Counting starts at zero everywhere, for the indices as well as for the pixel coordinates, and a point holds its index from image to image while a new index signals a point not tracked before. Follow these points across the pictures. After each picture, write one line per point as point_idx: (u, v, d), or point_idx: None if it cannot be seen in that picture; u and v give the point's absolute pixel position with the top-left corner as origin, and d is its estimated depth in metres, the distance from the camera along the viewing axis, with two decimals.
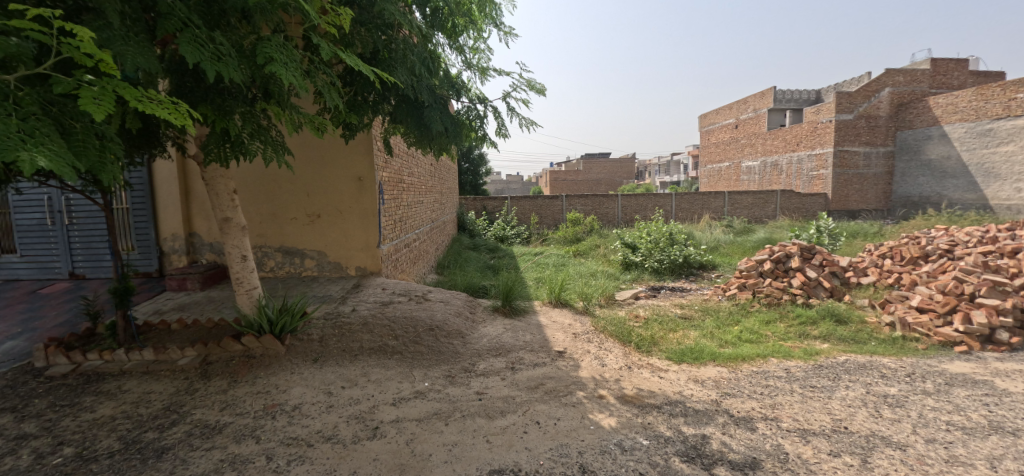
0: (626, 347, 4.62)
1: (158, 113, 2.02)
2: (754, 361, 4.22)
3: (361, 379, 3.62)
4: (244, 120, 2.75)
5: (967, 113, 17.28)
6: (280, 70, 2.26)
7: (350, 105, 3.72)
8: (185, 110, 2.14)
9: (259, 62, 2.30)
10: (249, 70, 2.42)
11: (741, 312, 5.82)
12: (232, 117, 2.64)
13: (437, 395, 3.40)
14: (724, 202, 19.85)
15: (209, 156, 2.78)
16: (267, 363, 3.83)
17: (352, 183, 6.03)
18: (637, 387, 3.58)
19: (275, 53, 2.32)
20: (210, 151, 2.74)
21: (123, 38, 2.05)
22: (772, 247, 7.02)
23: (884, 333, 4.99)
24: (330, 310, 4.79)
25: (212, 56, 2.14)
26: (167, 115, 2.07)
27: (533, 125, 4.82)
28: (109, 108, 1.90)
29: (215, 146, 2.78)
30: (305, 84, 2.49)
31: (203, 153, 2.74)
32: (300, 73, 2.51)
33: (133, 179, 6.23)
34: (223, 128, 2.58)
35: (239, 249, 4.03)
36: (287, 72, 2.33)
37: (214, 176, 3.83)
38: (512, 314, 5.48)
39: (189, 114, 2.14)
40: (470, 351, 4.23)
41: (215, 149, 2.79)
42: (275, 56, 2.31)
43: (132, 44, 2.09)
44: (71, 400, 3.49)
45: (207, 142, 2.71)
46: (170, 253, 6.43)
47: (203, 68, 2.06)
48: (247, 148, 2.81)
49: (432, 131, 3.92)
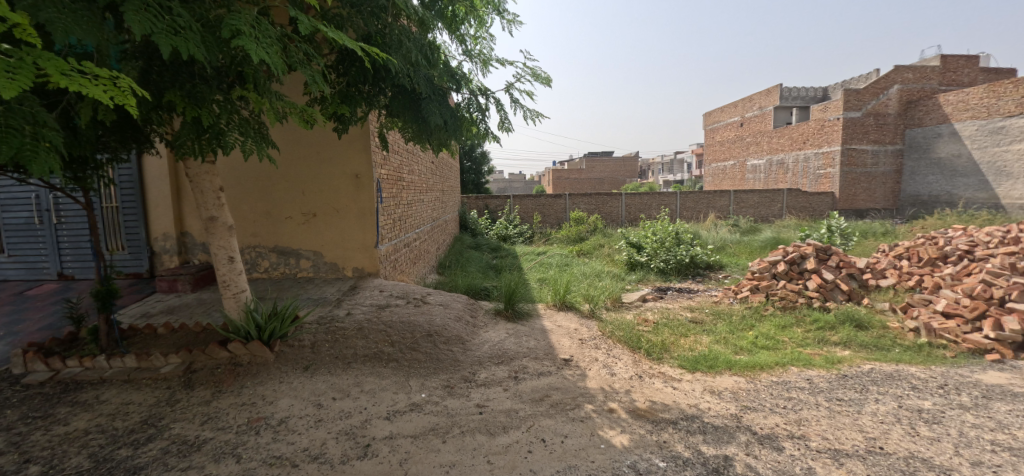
0: (635, 354, 4.36)
1: (90, 90, 1.81)
2: (774, 370, 3.96)
3: (353, 390, 3.38)
4: (221, 111, 2.51)
5: (978, 110, 16.92)
6: (249, 45, 2.02)
7: (342, 95, 3.47)
8: (126, 88, 1.92)
9: (225, 36, 2.06)
10: (218, 47, 2.19)
11: (755, 316, 5.55)
12: (206, 103, 2.41)
13: (434, 408, 3.16)
14: (729, 201, 19.52)
15: (182, 149, 2.55)
16: (254, 371, 3.59)
17: (349, 180, 5.80)
18: (650, 399, 3.32)
19: (243, 26, 2.07)
20: (183, 144, 2.52)
21: (55, 6, 1.82)
22: (786, 248, 6.75)
23: (909, 340, 4.72)
24: (323, 314, 4.54)
25: (166, 29, 1.91)
26: (103, 93, 1.86)
27: (538, 117, 4.56)
28: (28, 84, 1.68)
29: (190, 138, 2.55)
30: (282, 65, 2.25)
31: (175, 146, 2.51)
32: (276, 52, 2.27)
33: (121, 175, 6.02)
34: (190, 115, 2.34)
35: (226, 249, 3.80)
36: (259, 47, 2.09)
37: (198, 172, 3.59)
38: (516, 317, 5.23)
39: (128, 92, 1.92)
40: (471, 358, 3.98)
41: (191, 141, 2.56)
42: (244, 29, 2.06)
43: (72, 15, 1.87)
44: (45, 411, 3.27)
45: (179, 134, 2.47)
46: (161, 253, 6.20)
47: (153, 40, 1.83)
48: (224, 140, 2.55)
49: (431, 124, 3.67)
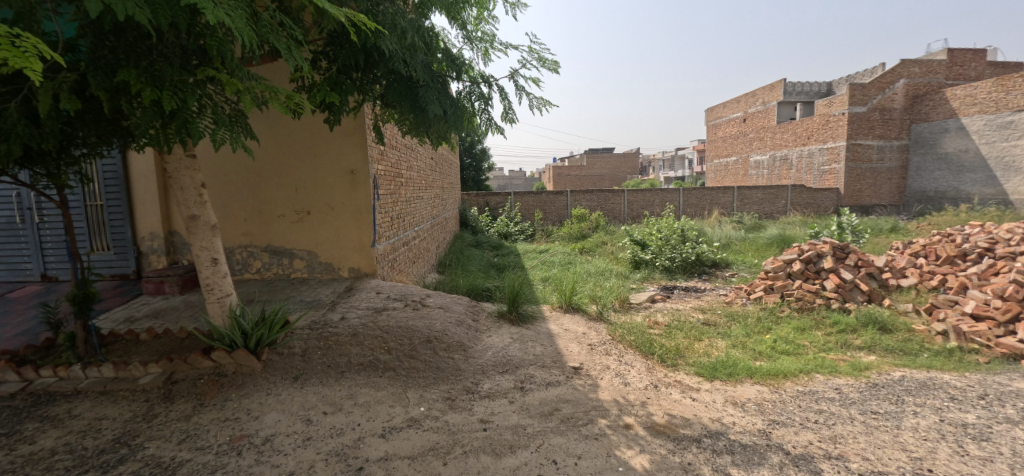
0: (648, 360, 4.09)
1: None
2: (798, 379, 3.68)
3: (346, 403, 3.12)
4: (186, 95, 2.25)
5: (986, 105, 16.61)
6: (205, 5, 1.75)
7: (331, 82, 3.18)
8: (30, 51, 1.74)
9: None
10: (172, 12, 1.91)
11: (771, 319, 5.27)
12: (166, 83, 2.17)
13: (433, 424, 2.89)
14: (733, 197, 19.20)
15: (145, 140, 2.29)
16: (240, 382, 3.32)
17: (344, 176, 5.52)
18: (668, 413, 3.05)
19: None
20: (144, 133, 2.25)
21: None
22: (801, 247, 6.47)
23: (937, 344, 4.44)
24: (316, 319, 4.26)
25: None
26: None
27: (545, 106, 4.29)
28: None
29: (153, 126, 2.30)
30: (250, 35, 1.98)
31: (135, 135, 2.24)
32: (244, 21, 1.99)
33: (106, 171, 5.73)
34: (144, 96, 2.09)
35: (208, 250, 3.52)
36: (220, 11, 1.81)
37: (178, 167, 3.32)
38: (520, 321, 4.95)
39: (31, 57, 1.74)
40: (474, 367, 3.70)
41: (155, 129, 2.31)
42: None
43: None
44: (11, 428, 3.01)
45: (137, 122, 2.21)
46: (148, 253, 5.93)
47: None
48: (194, 128, 2.29)
49: (430, 115, 3.39)
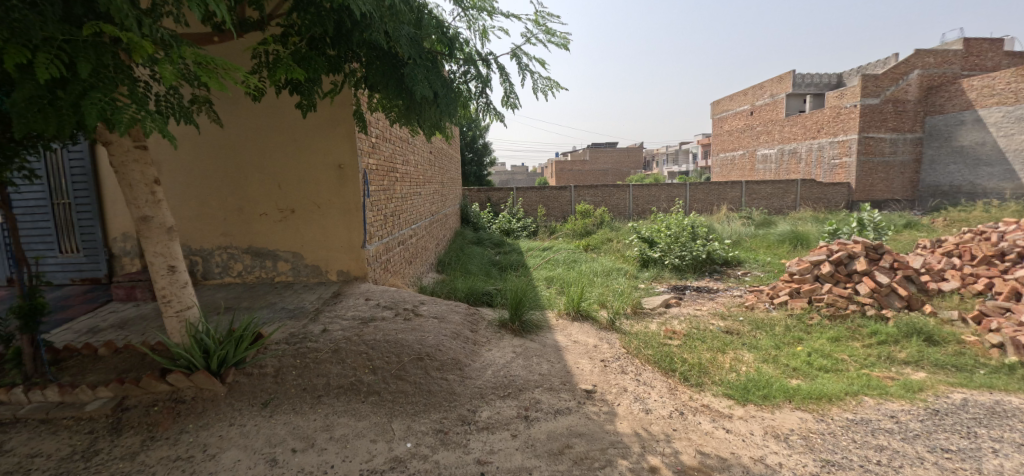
0: (669, 379, 3.61)
1: None
2: (845, 403, 3.20)
3: (320, 438, 2.65)
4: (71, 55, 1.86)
5: (1005, 96, 15.96)
6: None
7: (296, 55, 2.68)
8: None
9: None
10: None
11: (800, 328, 4.77)
12: (40, 43, 1.78)
13: (420, 465, 2.43)
14: (741, 192, 18.61)
15: (34, 122, 1.90)
16: (200, 410, 2.86)
17: (332, 171, 5.04)
18: (700, 451, 2.58)
19: None
20: (26, 110, 1.84)
21: None
22: (830, 247, 5.97)
23: (994, 359, 3.93)
24: (294, 331, 3.78)
25: None
26: None
27: (552, 88, 3.81)
28: None
29: (41, 103, 1.90)
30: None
31: (14, 115, 1.85)
32: None
33: (72, 166, 5.25)
34: (8, 57, 1.70)
35: (164, 257, 3.04)
36: None
37: (125, 160, 2.85)
38: (524, 331, 4.47)
39: None
40: (471, 389, 3.22)
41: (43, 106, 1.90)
42: None
43: None
44: None
45: (15, 98, 1.82)
46: (122, 256, 5.50)
47: None
48: (91, 101, 1.87)
49: (418, 97, 2.90)
